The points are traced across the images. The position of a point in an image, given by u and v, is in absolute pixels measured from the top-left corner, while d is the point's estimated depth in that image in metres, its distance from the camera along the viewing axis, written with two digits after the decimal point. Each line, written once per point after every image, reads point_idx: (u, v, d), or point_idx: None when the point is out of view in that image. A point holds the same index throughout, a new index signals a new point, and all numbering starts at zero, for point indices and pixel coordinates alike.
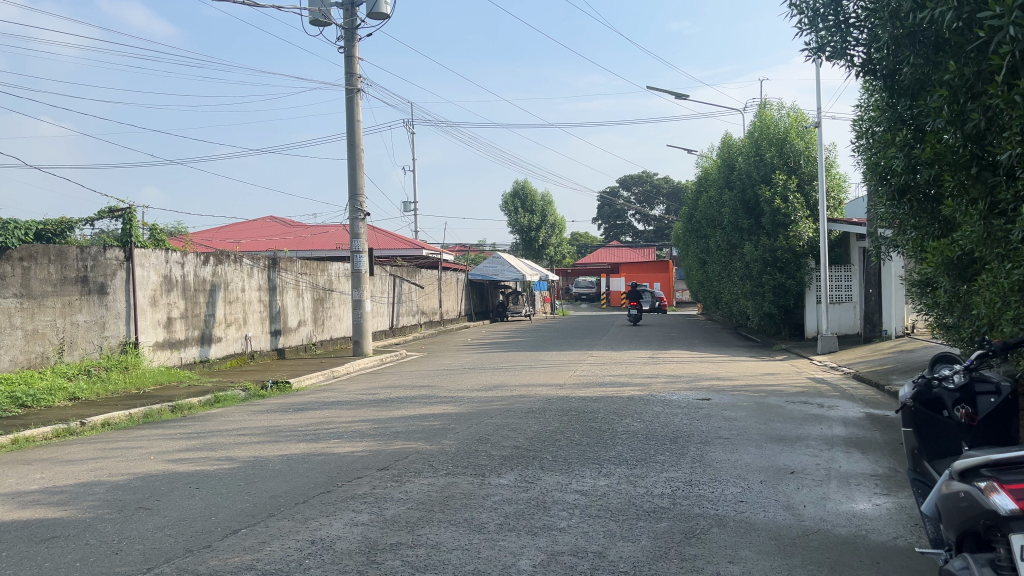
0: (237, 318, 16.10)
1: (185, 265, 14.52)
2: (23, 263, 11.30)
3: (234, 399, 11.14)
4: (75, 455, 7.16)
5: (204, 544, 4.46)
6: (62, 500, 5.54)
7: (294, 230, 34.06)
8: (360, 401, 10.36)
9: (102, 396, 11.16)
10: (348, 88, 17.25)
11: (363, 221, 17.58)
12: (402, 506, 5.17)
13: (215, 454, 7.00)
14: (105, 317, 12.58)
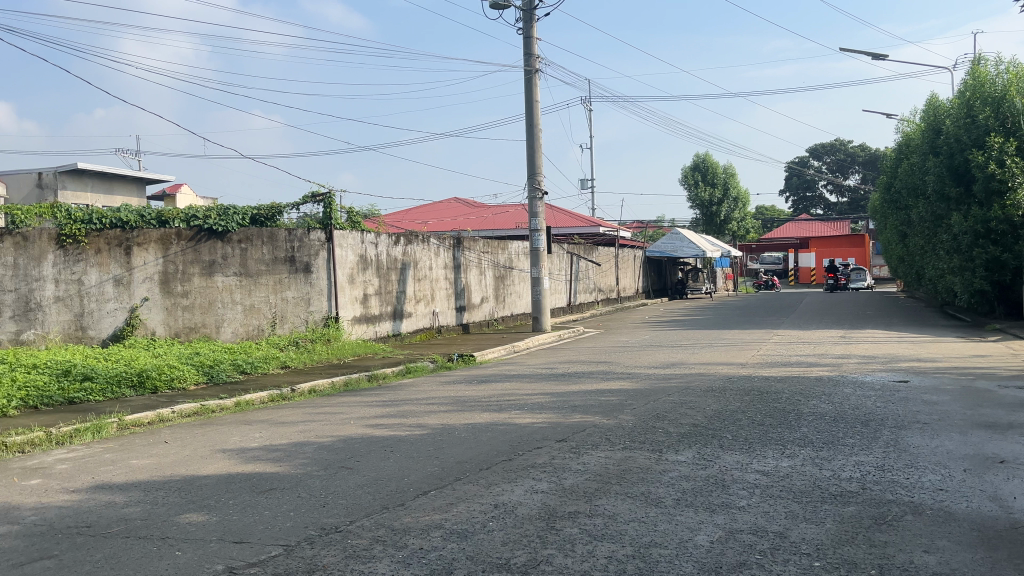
0: (426, 294, 17.00)
1: (379, 245, 15.48)
2: (240, 244, 13.23)
3: (423, 369, 11.85)
4: (287, 417, 7.94)
5: (398, 503, 4.84)
6: (279, 456, 6.19)
7: (476, 211, 35.23)
8: (539, 375, 10.64)
9: (310, 364, 12.25)
10: (528, 69, 17.53)
11: (541, 199, 17.85)
12: (580, 476, 5.31)
13: (407, 421, 7.51)
14: (310, 293, 13.77)
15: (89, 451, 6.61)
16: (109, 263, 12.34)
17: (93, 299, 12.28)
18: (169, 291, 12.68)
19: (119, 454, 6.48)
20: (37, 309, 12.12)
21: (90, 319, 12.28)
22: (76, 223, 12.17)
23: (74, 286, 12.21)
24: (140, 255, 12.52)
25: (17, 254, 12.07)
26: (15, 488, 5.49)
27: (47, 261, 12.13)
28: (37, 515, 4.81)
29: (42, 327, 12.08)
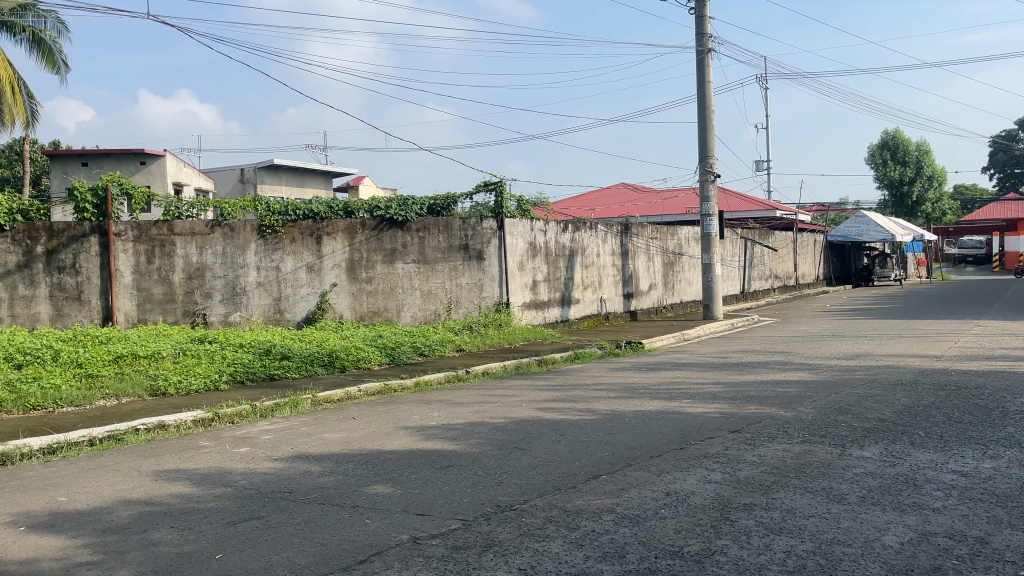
0: (594, 280, 17.05)
1: (548, 232, 15.70)
2: (418, 233, 13.88)
3: (592, 356, 11.90)
4: (462, 398, 8.27)
5: (570, 485, 4.92)
6: (456, 435, 6.47)
7: (646, 196, 34.82)
8: (711, 364, 10.40)
9: (483, 348, 12.65)
10: (699, 49, 17.07)
11: (713, 182, 17.34)
12: (756, 468, 5.17)
13: (577, 406, 7.60)
14: (483, 280, 14.19)
15: (288, 424, 7.23)
16: (303, 251, 13.35)
17: (289, 284, 13.35)
18: (355, 278, 13.57)
19: (313, 427, 7.03)
20: (241, 293, 13.21)
21: (286, 303, 13.35)
22: (274, 215, 13.27)
23: (273, 273, 13.28)
24: (330, 244, 13.46)
25: (225, 243, 13.13)
26: (227, 454, 6.11)
27: (250, 250, 13.21)
28: (246, 479, 5.33)
29: (246, 310, 13.23)
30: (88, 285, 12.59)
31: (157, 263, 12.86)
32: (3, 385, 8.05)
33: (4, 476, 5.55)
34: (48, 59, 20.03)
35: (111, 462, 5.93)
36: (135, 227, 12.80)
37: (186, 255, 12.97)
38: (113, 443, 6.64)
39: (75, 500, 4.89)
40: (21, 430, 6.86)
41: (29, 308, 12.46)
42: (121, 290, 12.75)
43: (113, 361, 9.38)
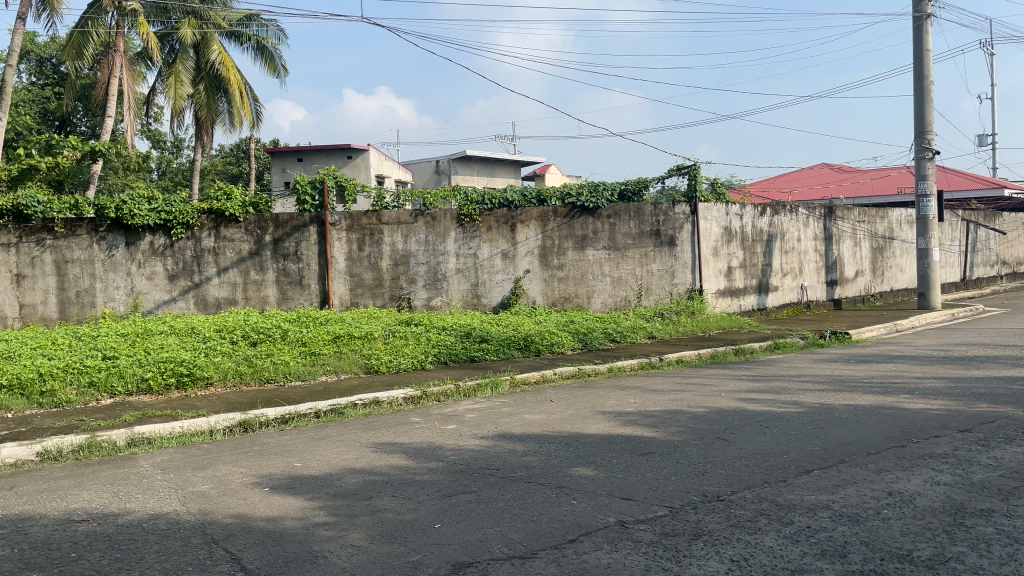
0: (794, 267, 16.25)
1: (744, 217, 15.14)
2: (609, 220, 13.97)
3: (793, 346, 11.34)
4: (658, 385, 8.21)
5: (780, 479, 4.74)
6: (655, 422, 6.43)
7: (850, 177, 32.67)
8: (930, 357, 9.59)
9: (676, 335, 12.44)
10: (917, 16, 15.70)
11: (932, 160, 15.91)
12: (992, 472, 4.71)
13: (781, 397, 7.29)
14: (675, 266, 13.98)
15: (490, 404, 7.52)
16: (498, 239, 13.90)
17: (485, 270, 13.94)
18: (547, 264, 13.97)
19: (514, 408, 7.27)
20: (442, 279, 13.94)
21: (483, 288, 13.96)
22: (472, 204, 13.88)
23: (471, 259, 13.93)
24: (523, 232, 13.91)
25: (428, 231, 13.87)
26: (437, 430, 6.46)
27: (450, 237, 13.90)
28: (456, 455, 5.61)
29: (446, 295, 13.96)
30: (308, 271, 13.64)
31: (367, 251, 13.78)
32: (243, 360, 8.98)
33: (248, 441, 6.21)
34: (269, 64, 21.94)
35: (335, 433, 6.46)
36: (348, 217, 13.74)
37: (393, 243, 13.81)
38: (337, 415, 7.22)
39: (308, 466, 5.38)
40: (259, 401, 7.62)
41: (259, 292, 13.58)
42: (336, 275, 13.75)
43: (332, 341, 10.19)
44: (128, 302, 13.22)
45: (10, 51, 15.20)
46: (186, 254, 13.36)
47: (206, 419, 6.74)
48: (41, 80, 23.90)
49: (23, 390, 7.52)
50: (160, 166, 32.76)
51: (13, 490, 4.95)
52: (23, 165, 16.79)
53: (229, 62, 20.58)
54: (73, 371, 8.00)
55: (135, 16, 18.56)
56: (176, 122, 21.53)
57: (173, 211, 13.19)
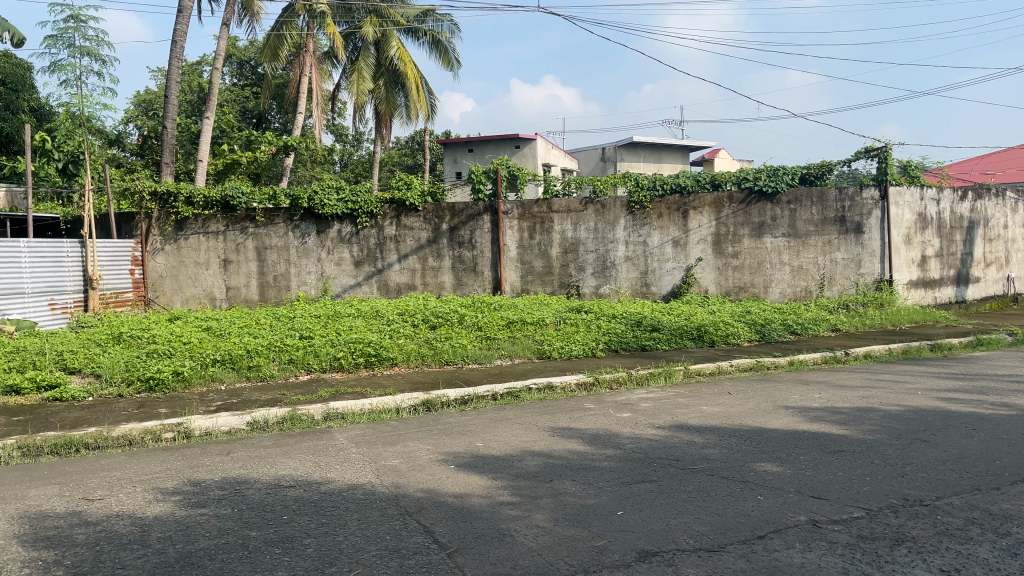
0: (998, 256, 14.87)
1: (942, 201, 14.00)
2: (789, 205, 13.50)
3: (1000, 342, 10.33)
4: (846, 381, 7.76)
5: (993, 486, 4.36)
6: (844, 420, 6.09)
7: None
8: None
9: (862, 328, 11.70)
10: None
11: None
12: None
13: (989, 399, 6.68)
14: (861, 255, 13.39)
15: (665, 394, 7.42)
16: (669, 226, 13.75)
17: (656, 258, 13.83)
18: (721, 252, 13.68)
19: (690, 398, 7.12)
20: (611, 266, 13.93)
21: (653, 277, 13.86)
22: (643, 190, 13.74)
23: (641, 247, 13.85)
24: (696, 219, 13.70)
25: (598, 219, 13.91)
26: (613, 418, 6.45)
27: (620, 225, 13.86)
28: (634, 443, 5.58)
29: (615, 283, 13.95)
30: (482, 258, 14.05)
31: (538, 238, 13.99)
32: (424, 343, 9.39)
33: (432, 420, 6.49)
34: (444, 58, 22.70)
35: (513, 416, 6.62)
36: (520, 206, 13.99)
37: (563, 231, 13.95)
38: (513, 399, 7.40)
39: (489, 447, 5.54)
40: (440, 382, 7.97)
41: (436, 278, 14.15)
42: (508, 263, 14.05)
43: (506, 326, 10.44)
44: (318, 287, 14.18)
45: (217, 53, 16.53)
46: (370, 242, 14.13)
47: (392, 398, 7.12)
48: (242, 81, 26.04)
49: (233, 365, 8.28)
50: (343, 159, 34.80)
51: (230, 455, 5.45)
52: (228, 160, 18.38)
53: (407, 56, 21.46)
54: (275, 349, 8.70)
55: (323, 17, 19.78)
56: (359, 116, 22.76)
57: (359, 201, 13.93)
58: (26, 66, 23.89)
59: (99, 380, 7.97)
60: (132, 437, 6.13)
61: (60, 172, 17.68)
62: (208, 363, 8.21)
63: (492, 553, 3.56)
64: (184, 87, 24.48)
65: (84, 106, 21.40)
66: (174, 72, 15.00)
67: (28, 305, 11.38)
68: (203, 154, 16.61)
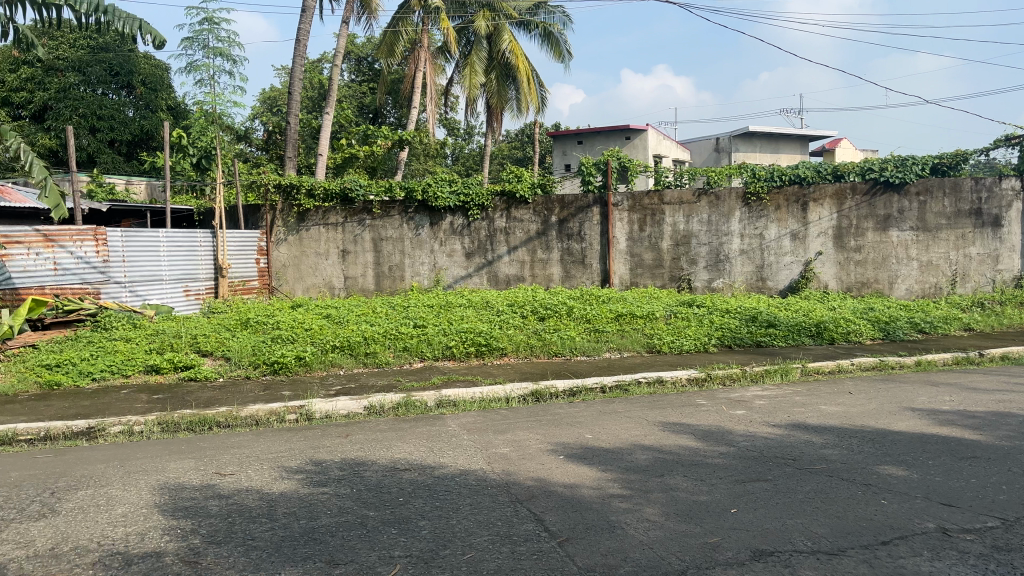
0: None
1: None
2: (919, 197, 12.83)
3: None
4: (980, 383, 7.29)
5: None
6: (978, 424, 5.74)
7: None
8: None
9: (998, 328, 10.96)
10: None
11: None
12: None
13: None
14: (999, 250, 12.76)
15: (781, 392, 7.19)
16: (787, 218, 13.30)
17: (773, 252, 13.41)
18: (842, 246, 13.15)
19: (808, 397, 6.88)
20: (725, 260, 13.62)
21: (769, 271, 13.46)
22: (760, 181, 13.34)
23: (757, 240, 13.46)
24: (817, 211, 13.21)
25: (711, 211, 13.61)
26: (726, 414, 6.31)
27: (735, 217, 13.52)
28: (748, 441, 5.45)
29: (729, 277, 13.63)
30: (591, 250, 14.01)
31: (648, 231, 13.82)
32: (533, 334, 9.46)
33: (541, 410, 6.54)
34: (555, 50, 22.71)
35: (623, 409, 6.59)
36: (631, 198, 13.85)
37: (674, 223, 13.73)
38: (622, 392, 7.36)
39: (599, 439, 5.54)
40: (549, 373, 8.02)
41: (545, 270, 14.20)
42: (618, 255, 13.95)
43: (616, 319, 10.38)
44: (431, 277, 14.51)
45: (337, 51, 17.10)
46: (481, 234, 14.34)
47: (502, 387, 7.22)
48: (360, 77, 26.87)
49: (351, 351, 8.60)
50: (454, 152, 35.39)
51: (348, 437, 5.68)
52: (346, 154, 19.03)
53: (519, 50, 21.60)
54: (390, 337, 8.98)
55: (438, 13, 20.15)
56: (471, 110, 23.06)
57: (471, 193, 14.14)
58: (164, 67, 25.45)
59: (229, 362, 8.46)
60: (259, 417, 6.47)
61: (194, 166, 18.78)
62: (328, 349, 8.56)
63: (603, 544, 3.57)
64: (306, 84, 25.49)
65: (215, 104, 22.63)
66: (296, 70, 15.62)
67: (166, 291, 12.17)
68: (322, 149, 17.26)
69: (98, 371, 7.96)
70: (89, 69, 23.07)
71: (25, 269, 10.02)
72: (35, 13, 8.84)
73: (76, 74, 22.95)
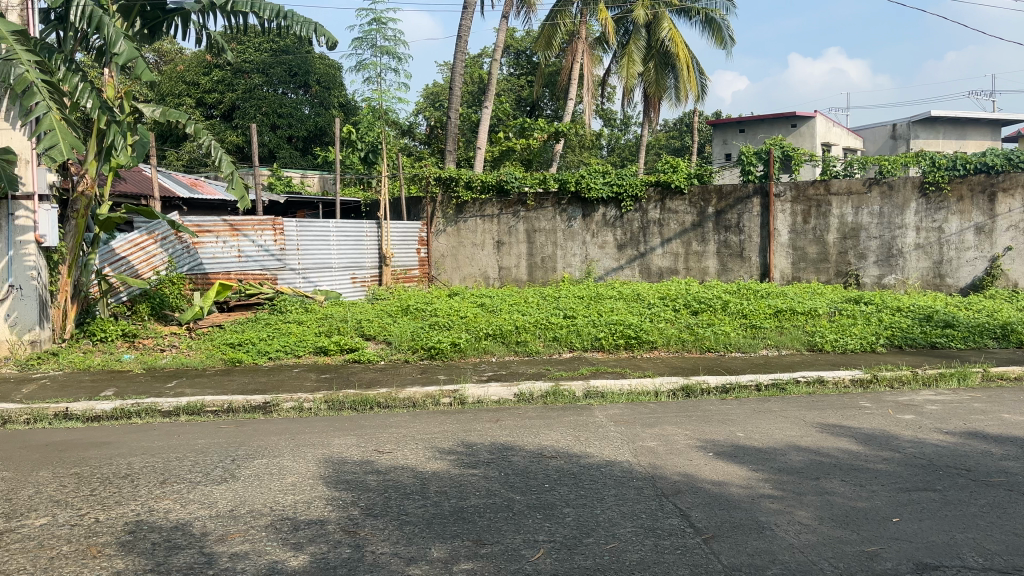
0: None
1: None
2: None
3: None
4: None
5: None
6: None
7: None
8: None
9: None
10: None
11: None
12: None
13: None
14: None
15: (957, 397, 6.66)
16: (972, 211, 12.43)
17: (954, 247, 12.56)
18: None
19: (988, 404, 6.33)
20: (898, 255, 12.80)
21: (949, 267, 12.61)
22: (941, 170, 12.50)
23: (935, 234, 12.62)
24: (1006, 202, 12.31)
25: (883, 203, 12.82)
26: (892, 418, 5.93)
27: (910, 209, 12.70)
28: (916, 448, 5.11)
29: (903, 273, 12.80)
30: (750, 243, 13.55)
31: (813, 223, 13.18)
32: (685, 328, 9.30)
33: (691, 406, 6.43)
34: (716, 36, 22.03)
35: (778, 408, 6.34)
36: (794, 188, 13.25)
37: (842, 215, 13.02)
38: (778, 391, 7.09)
39: (751, 438, 5.37)
40: (701, 368, 7.86)
41: (701, 263, 13.88)
42: (778, 249, 13.40)
43: (774, 315, 9.99)
44: (583, 268, 14.56)
45: (496, 45, 17.42)
46: (634, 226, 14.21)
47: (652, 381, 7.15)
48: (519, 70, 27.26)
49: (503, 339, 8.83)
50: (610, 143, 35.18)
51: (498, 422, 5.84)
52: (504, 147, 19.45)
53: (679, 37, 21.13)
54: (541, 327, 9.12)
55: (596, 4, 20.10)
56: (628, 100, 22.85)
57: (625, 184, 14.06)
58: (337, 66, 27.01)
59: (390, 346, 8.92)
60: (416, 399, 6.77)
61: (362, 160, 19.82)
62: (482, 336, 8.83)
63: (750, 544, 3.48)
64: (467, 79, 26.23)
65: (382, 101, 23.75)
66: (458, 65, 16.10)
67: (335, 279, 12.95)
68: (480, 142, 17.69)
69: (274, 351, 8.62)
70: (271, 71, 24.88)
71: (215, 256, 11.00)
72: (225, 20, 9.64)
73: (261, 76, 24.84)
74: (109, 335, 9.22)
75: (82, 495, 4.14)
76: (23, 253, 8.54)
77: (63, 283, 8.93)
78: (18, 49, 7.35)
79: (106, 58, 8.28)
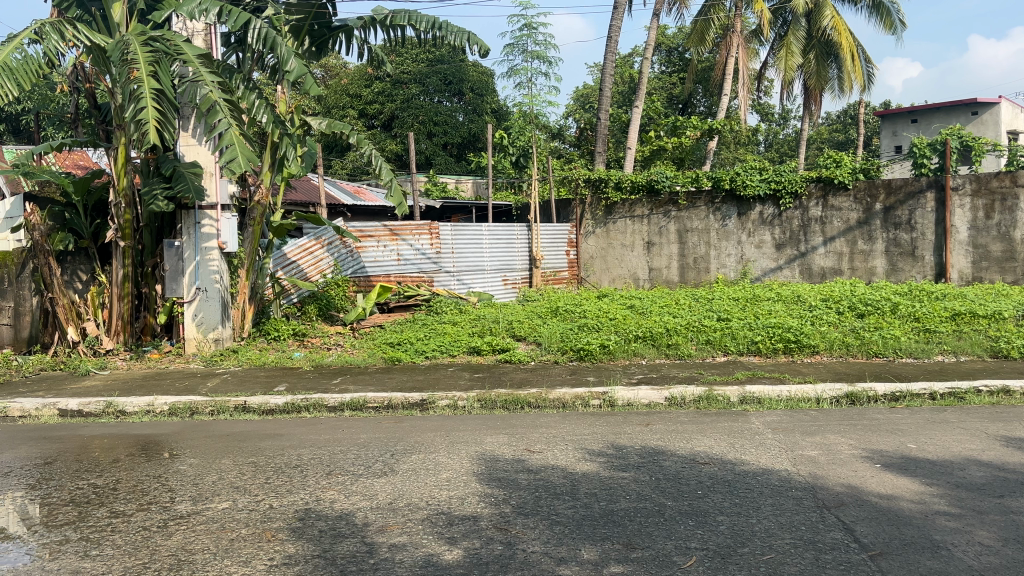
0: None
1: None
2: None
3: None
4: None
5: None
6: None
7: None
8: None
9: None
10: None
11: None
12: None
13: None
14: None
15: None
16: None
17: None
18: None
19: None
20: None
21: None
22: None
23: None
24: None
25: None
26: None
27: None
28: None
29: None
30: (923, 241, 12.62)
31: (997, 218, 12.08)
32: (850, 332, 8.78)
33: (857, 414, 6.06)
34: (885, 20, 20.64)
35: (955, 419, 5.86)
36: (975, 180, 12.20)
37: None
38: (956, 401, 6.56)
39: (924, 449, 5.00)
40: (868, 374, 7.39)
41: (867, 262, 13.09)
42: (956, 246, 12.40)
43: (951, 319, 9.23)
44: (738, 269, 14.10)
45: (647, 44, 17.18)
46: (794, 224, 13.60)
47: (813, 387, 6.79)
48: (670, 68, 26.81)
49: (654, 342, 8.70)
50: (767, 138, 33.84)
51: (648, 426, 5.76)
52: (655, 146, 19.18)
53: (841, 25, 19.88)
54: (693, 329, 8.90)
55: None
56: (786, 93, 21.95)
57: (783, 181, 13.49)
58: (489, 74, 27.68)
59: (539, 346, 9.05)
60: (565, 400, 6.80)
61: (513, 165, 20.12)
62: (631, 338, 8.76)
63: (924, 564, 3.24)
64: (618, 80, 26.13)
65: (533, 105, 24.11)
66: (608, 65, 15.99)
67: (487, 281, 13.25)
68: (630, 143, 17.48)
69: (430, 351, 8.94)
70: (427, 80, 25.94)
71: (376, 259, 11.54)
72: (385, 33, 10.11)
73: (418, 86, 25.90)
74: (282, 334, 9.86)
75: (258, 483, 4.46)
76: (208, 258, 9.33)
77: (242, 285, 9.68)
78: (203, 72, 8.03)
79: (279, 75, 8.88)
